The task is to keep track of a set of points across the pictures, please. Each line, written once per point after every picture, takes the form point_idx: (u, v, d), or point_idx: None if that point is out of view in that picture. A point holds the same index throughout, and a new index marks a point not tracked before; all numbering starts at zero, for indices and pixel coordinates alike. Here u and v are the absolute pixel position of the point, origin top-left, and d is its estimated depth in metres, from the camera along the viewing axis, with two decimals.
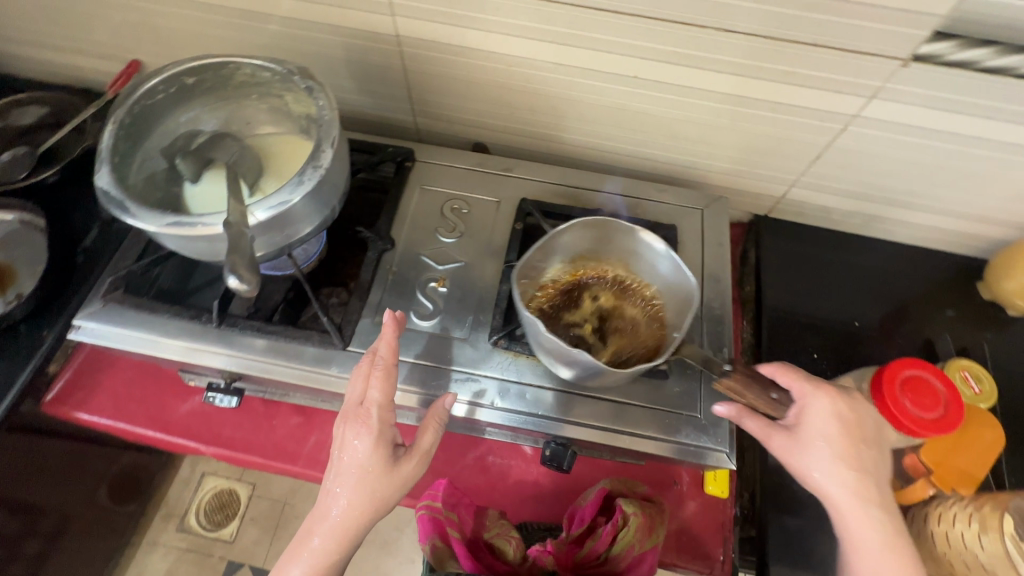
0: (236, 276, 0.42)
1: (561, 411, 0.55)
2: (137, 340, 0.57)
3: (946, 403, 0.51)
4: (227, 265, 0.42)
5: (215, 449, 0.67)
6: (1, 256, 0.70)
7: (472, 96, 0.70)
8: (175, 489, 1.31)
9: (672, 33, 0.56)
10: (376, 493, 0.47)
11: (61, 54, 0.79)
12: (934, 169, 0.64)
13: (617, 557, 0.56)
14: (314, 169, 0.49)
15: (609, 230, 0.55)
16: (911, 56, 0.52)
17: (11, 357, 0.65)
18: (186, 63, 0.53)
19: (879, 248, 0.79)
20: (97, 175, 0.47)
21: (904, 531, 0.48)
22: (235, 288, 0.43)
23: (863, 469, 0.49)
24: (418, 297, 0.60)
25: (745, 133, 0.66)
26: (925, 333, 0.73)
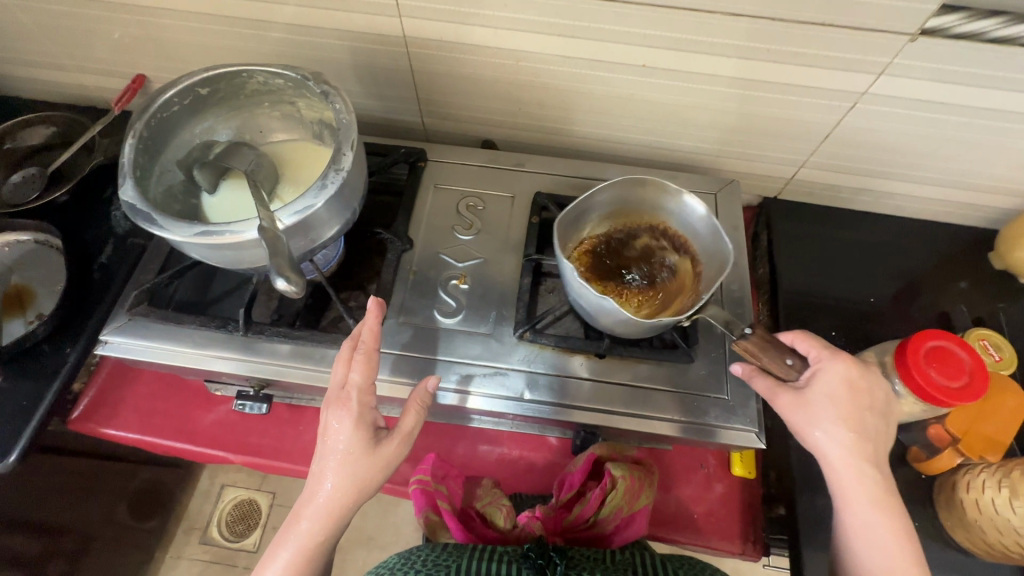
0: (284, 280, 0.44)
1: (590, 401, 0.55)
2: (164, 352, 0.57)
3: (971, 371, 0.51)
4: (274, 270, 0.44)
5: (245, 457, 0.67)
6: (17, 276, 0.70)
7: (480, 93, 0.71)
8: (196, 501, 1.32)
9: (680, 20, 0.57)
10: (358, 475, 0.46)
11: (64, 73, 0.79)
12: (943, 143, 0.65)
13: (604, 520, 0.60)
14: (336, 172, 0.49)
15: (651, 190, 0.58)
16: (919, 31, 0.52)
17: (36, 377, 0.65)
18: (200, 74, 0.53)
19: (889, 224, 0.79)
20: (121, 189, 0.47)
21: (893, 491, 0.49)
22: (283, 290, 0.44)
23: (865, 435, 0.49)
24: (440, 295, 0.60)
25: (755, 116, 0.66)
26: (939, 306, 0.73)
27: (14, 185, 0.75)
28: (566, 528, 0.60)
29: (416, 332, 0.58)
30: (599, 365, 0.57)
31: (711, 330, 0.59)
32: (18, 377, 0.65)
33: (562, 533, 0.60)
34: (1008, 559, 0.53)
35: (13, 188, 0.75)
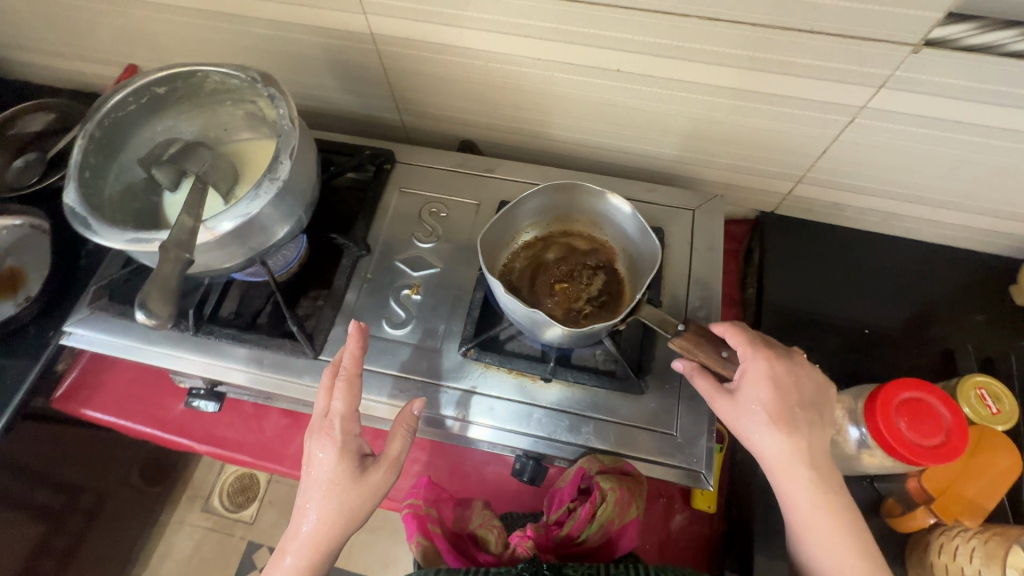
0: (142, 312, 0.40)
1: (530, 425, 0.54)
2: (123, 346, 0.59)
3: (949, 428, 0.46)
4: (138, 300, 0.40)
5: (208, 447, 0.69)
6: (13, 259, 0.73)
7: (454, 93, 0.68)
8: (201, 471, 1.39)
9: (653, 23, 0.52)
10: (343, 506, 0.46)
11: (65, 61, 0.82)
12: (957, 164, 0.58)
13: (595, 535, 0.54)
14: (271, 182, 0.48)
15: (573, 192, 0.53)
16: (922, 41, 0.46)
17: (22, 355, 0.68)
18: (154, 74, 0.53)
19: (898, 247, 0.72)
20: (65, 192, 0.48)
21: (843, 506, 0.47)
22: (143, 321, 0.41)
23: (797, 432, 0.47)
24: (391, 304, 0.59)
25: (742, 126, 0.61)
26: (944, 341, 0.67)
27: (17, 169, 0.77)
28: (560, 546, 0.55)
29: None
30: (544, 388, 0.55)
31: (668, 359, 0.56)
32: (5, 354, 0.67)
33: (555, 551, 0.54)
34: None
35: (16, 172, 0.77)
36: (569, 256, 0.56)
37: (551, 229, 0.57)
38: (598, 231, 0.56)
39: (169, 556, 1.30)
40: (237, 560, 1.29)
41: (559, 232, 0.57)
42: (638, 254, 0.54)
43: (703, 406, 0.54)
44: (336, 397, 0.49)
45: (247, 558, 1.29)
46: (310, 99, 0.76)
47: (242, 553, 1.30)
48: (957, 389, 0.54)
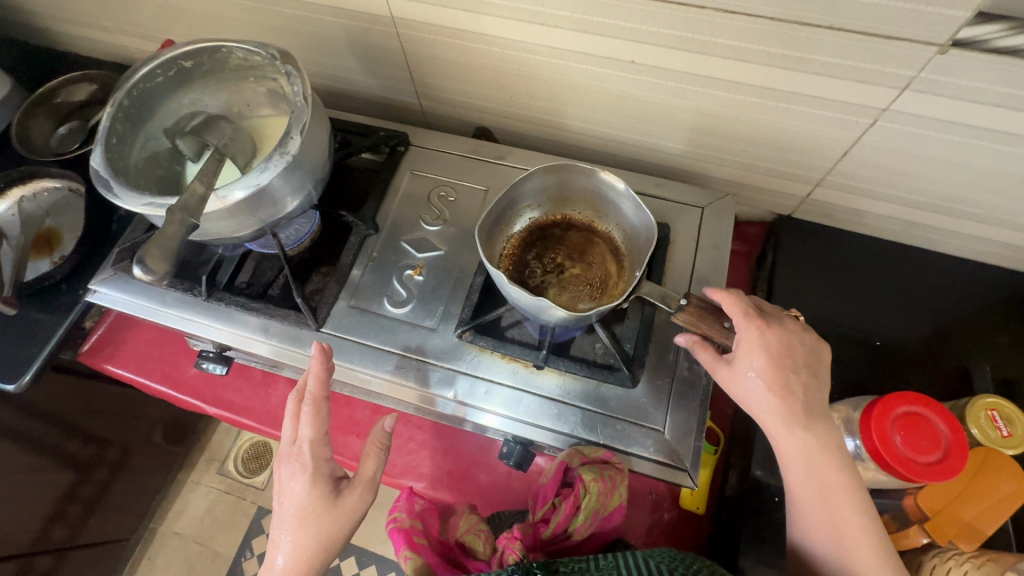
0: (138, 266, 0.40)
1: (519, 411, 0.54)
2: (141, 306, 0.62)
3: (947, 446, 0.45)
4: (135, 255, 0.41)
5: (217, 410, 0.73)
6: (50, 220, 0.78)
7: (470, 79, 0.69)
8: (218, 435, 1.45)
9: (668, 14, 0.51)
10: (320, 531, 0.48)
11: (109, 34, 0.86)
12: (985, 174, 0.55)
13: (582, 527, 0.55)
14: (281, 155, 0.50)
15: (567, 172, 0.53)
16: (949, 42, 0.44)
17: (52, 310, 0.72)
18: (181, 48, 0.55)
19: (920, 258, 0.70)
20: (92, 156, 0.51)
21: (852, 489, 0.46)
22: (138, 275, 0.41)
23: (796, 398, 0.47)
24: (393, 283, 0.60)
25: (759, 124, 0.60)
26: (959, 359, 0.64)
27: (61, 137, 0.82)
28: (548, 544, 0.56)
29: (363, 318, 0.58)
30: (536, 375, 0.56)
31: (663, 356, 0.56)
32: (39, 308, 0.72)
33: (543, 548, 0.56)
34: None
35: (60, 139, 0.82)
36: (566, 239, 0.57)
37: (548, 215, 0.58)
38: (594, 211, 0.57)
39: (185, 513, 1.36)
40: (247, 522, 1.35)
41: (556, 216, 0.58)
42: (632, 231, 0.55)
43: (694, 405, 0.53)
44: (305, 422, 0.50)
45: (256, 521, 1.35)
46: (332, 79, 0.78)
47: (252, 516, 1.35)
48: (967, 408, 0.51)
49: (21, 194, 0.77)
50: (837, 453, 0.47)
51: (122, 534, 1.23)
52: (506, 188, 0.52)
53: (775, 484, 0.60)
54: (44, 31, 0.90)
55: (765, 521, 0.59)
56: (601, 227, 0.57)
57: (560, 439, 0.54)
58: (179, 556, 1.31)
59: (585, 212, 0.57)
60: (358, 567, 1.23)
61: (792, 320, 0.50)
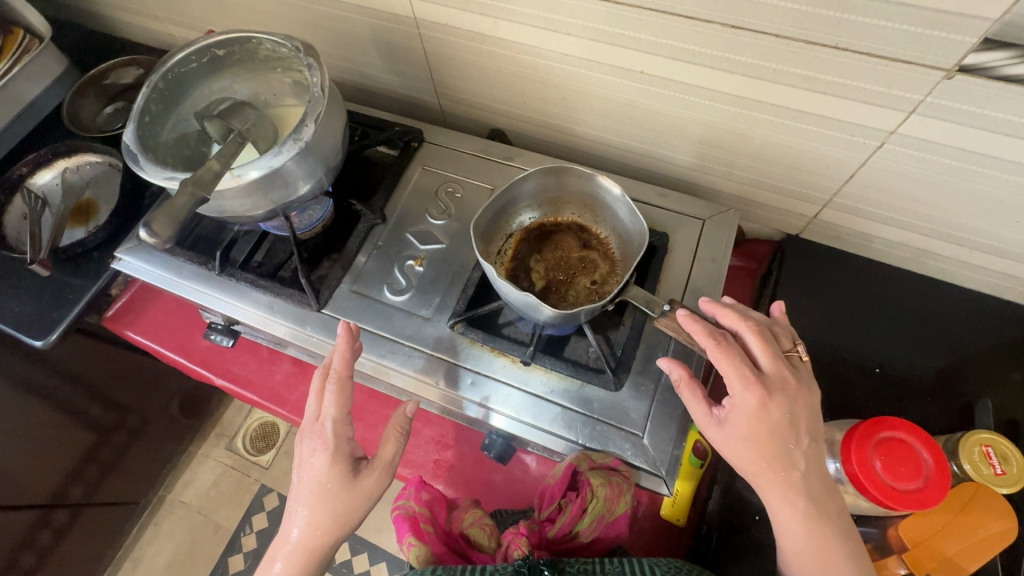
0: (145, 229, 0.43)
1: (504, 405, 0.55)
2: (160, 276, 0.66)
3: (928, 476, 0.44)
4: (142, 219, 0.44)
5: (223, 381, 0.76)
6: (90, 191, 0.83)
7: (486, 82, 0.71)
8: (231, 412, 1.50)
9: (676, 27, 0.52)
10: (335, 510, 0.49)
11: (158, 22, 0.92)
12: (995, 205, 0.54)
13: (587, 530, 0.56)
14: (294, 141, 0.53)
15: (565, 174, 0.55)
16: (956, 67, 0.44)
17: (83, 275, 0.77)
18: (216, 36, 0.59)
19: (931, 288, 0.68)
20: (124, 131, 0.54)
21: (831, 522, 0.46)
22: (144, 238, 0.44)
23: (790, 467, 0.46)
24: (394, 272, 0.62)
25: (765, 140, 0.60)
26: (961, 393, 0.63)
27: (107, 116, 0.88)
28: (553, 542, 0.58)
29: (362, 302, 0.61)
30: (523, 371, 0.57)
31: (649, 362, 0.56)
32: (71, 272, 0.77)
33: (548, 547, 0.57)
34: None
35: (105, 118, 0.88)
36: (562, 241, 0.58)
37: (546, 217, 0.59)
38: (591, 214, 0.58)
39: (192, 484, 1.41)
40: (249, 499, 1.39)
41: (554, 219, 0.59)
42: (628, 234, 0.56)
43: (675, 413, 0.53)
44: (328, 400, 0.51)
45: (258, 499, 1.39)
46: (357, 75, 0.81)
47: (255, 493, 1.39)
48: (958, 444, 0.50)
49: (65, 165, 0.83)
50: (804, 484, 0.46)
51: (133, 498, 1.29)
52: (504, 188, 0.54)
53: (756, 503, 0.61)
54: (101, 18, 0.97)
55: (744, 538, 0.60)
56: (598, 230, 0.58)
57: (541, 436, 0.55)
58: (184, 525, 1.36)
59: (582, 215, 0.59)
60: (350, 553, 1.25)
61: (794, 377, 0.47)
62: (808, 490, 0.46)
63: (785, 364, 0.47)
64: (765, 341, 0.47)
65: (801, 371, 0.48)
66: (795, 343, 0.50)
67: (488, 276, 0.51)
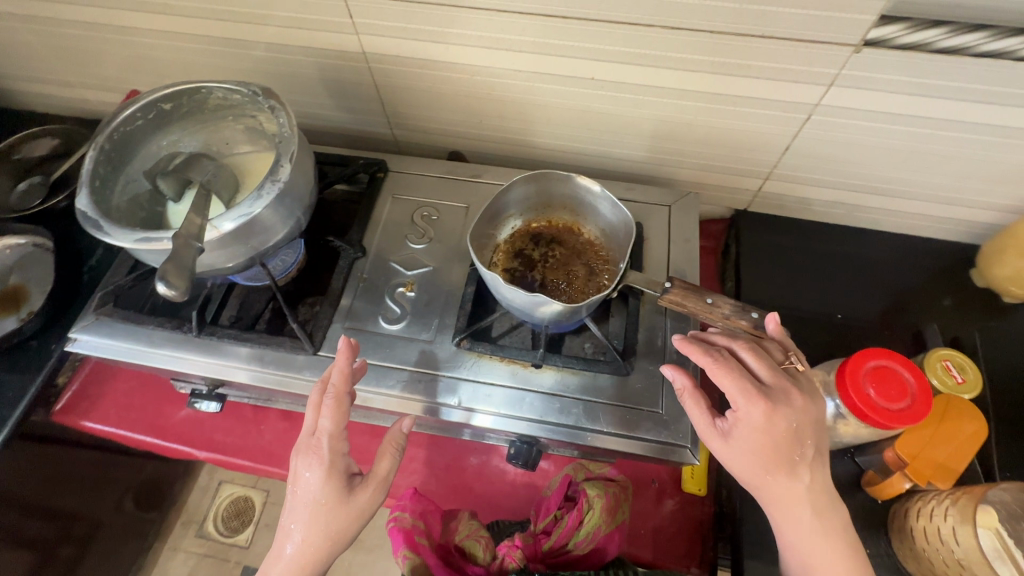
0: (165, 283, 0.44)
1: (523, 410, 0.56)
2: (126, 350, 0.61)
3: (914, 393, 0.50)
4: (159, 272, 0.44)
5: (207, 453, 0.70)
6: (16, 276, 0.76)
7: (443, 106, 0.73)
8: (194, 496, 1.36)
9: (623, 34, 0.57)
10: (329, 527, 0.48)
11: (72, 88, 0.86)
12: (908, 154, 0.63)
13: (581, 543, 0.60)
14: (272, 183, 0.52)
15: (546, 181, 0.58)
16: (862, 42, 0.52)
17: (21, 370, 0.70)
18: (161, 91, 0.57)
19: (867, 238, 0.77)
20: (77, 197, 0.51)
21: (835, 531, 0.48)
22: (166, 294, 0.45)
23: (795, 481, 0.48)
24: (386, 302, 0.61)
25: (711, 126, 0.66)
26: (910, 324, 0.70)
27: (20, 193, 0.80)
28: (548, 556, 0.61)
29: (360, 338, 0.59)
30: (536, 374, 0.58)
31: (652, 343, 0.59)
32: (6, 369, 0.70)
33: (544, 559, 0.61)
34: None
35: (19, 196, 0.80)
36: (550, 243, 0.61)
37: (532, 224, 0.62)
38: (575, 216, 0.61)
39: None
40: None
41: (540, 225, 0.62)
42: (611, 228, 0.59)
43: None
44: (325, 414, 0.50)
45: None
46: (304, 116, 0.81)
47: None
48: (924, 363, 0.58)
49: None
50: (811, 496, 0.48)
51: None
52: (492, 198, 0.56)
53: None
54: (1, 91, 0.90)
55: None
56: (583, 229, 0.61)
57: (564, 433, 0.55)
58: None
59: (566, 218, 0.62)
60: None
61: (798, 389, 0.49)
62: (815, 500, 0.48)
63: (785, 376, 0.50)
64: (759, 355, 0.51)
65: (803, 380, 0.51)
66: (790, 354, 0.52)
67: (493, 281, 0.52)
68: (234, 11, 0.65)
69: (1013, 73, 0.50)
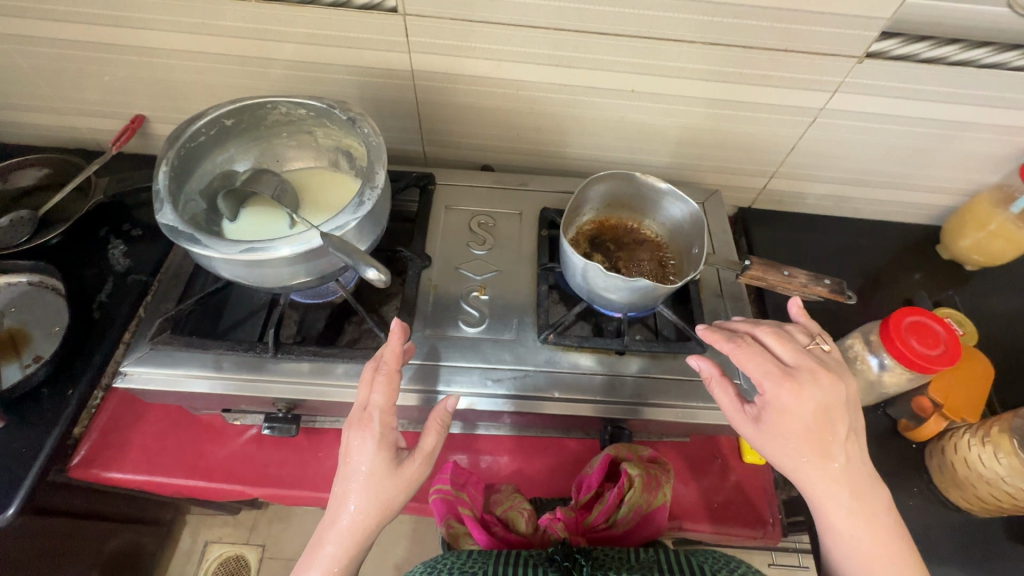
0: (375, 268, 0.47)
1: (613, 396, 0.59)
2: (185, 380, 0.56)
3: (947, 340, 0.58)
4: (364, 262, 0.47)
5: (262, 488, 0.66)
6: (10, 319, 0.68)
7: (482, 121, 0.76)
8: (176, 564, 1.22)
9: (665, 49, 0.64)
10: (381, 495, 0.48)
11: (59, 116, 0.80)
12: (889, 149, 0.75)
13: (625, 520, 0.59)
14: (372, 189, 0.52)
15: (613, 181, 0.62)
16: (864, 54, 0.62)
17: (34, 422, 0.62)
18: (227, 106, 0.56)
19: (851, 225, 0.89)
20: (159, 213, 0.48)
21: (877, 506, 0.49)
22: (374, 279, 0.48)
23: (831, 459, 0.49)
24: (463, 306, 0.62)
25: (731, 131, 0.75)
26: (902, 295, 0.81)
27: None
28: (590, 530, 0.60)
29: (443, 343, 0.60)
30: (619, 361, 0.61)
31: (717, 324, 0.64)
32: (16, 423, 0.61)
33: (585, 535, 0.60)
34: (1001, 512, 0.59)
35: None
36: (613, 239, 0.65)
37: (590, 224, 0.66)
38: (628, 212, 0.66)
39: None
40: None
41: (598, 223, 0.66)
42: (668, 218, 0.65)
43: None
44: (377, 390, 0.49)
45: None
46: None
47: None
48: None
49: None
50: (850, 474, 0.49)
51: None
52: (578, 191, 0.61)
53: None
54: None
55: None
56: (637, 223, 0.66)
57: (655, 413, 0.59)
58: None
59: (619, 214, 0.67)
60: None
61: (825, 370, 0.51)
62: (851, 478, 0.49)
63: (811, 358, 0.52)
64: (783, 339, 0.53)
65: (830, 361, 0.53)
66: (817, 339, 0.55)
67: (589, 271, 0.55)
68: (279, 30, 0.65)
69: (975, 77, 0.63)
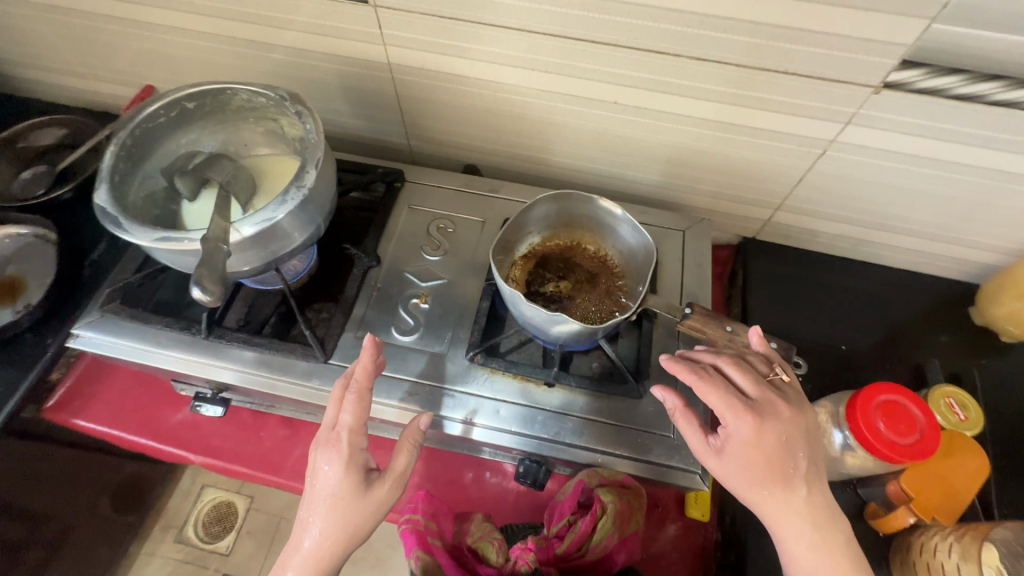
0: (200, 288, 0.45)
1: (533, 428, 0.56)
2: (131, 349, 0.60)
3: (923, 428, 0.50)
4: (194, 278, 0.45)
5: (203, 458, 0.69)
6: (13, 267, 0.74)
7: (464, 121, 0.73)
8: (175, 500, 1.32)
9: (649, 61, 0.58)
10: (348, 519, 0.47)
11: (82, 80, 0.86)
12: (915, 194, 0.65)
13: (597, 546, 0.58)
14: (298, 189, 0.51)
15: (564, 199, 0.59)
16: (881, 83, 0.53)
17: (16, 364, 0.68)
18: (185, 89, 0.57)
19: (870, 271, 0.78)
20: (96, 193, 0.50)
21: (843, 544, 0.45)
22: (199, 299, 0.45)
23: (794, 494, 0.45)
24: (400, 312, 0.61)
25: (726, 155, 0.67)
26: (914, 360, 0.71)
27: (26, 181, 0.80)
28: (562, 559, 0.58)
29: None
30: (547, 393, 0.58)
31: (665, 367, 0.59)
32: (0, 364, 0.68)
33: (557, 563, 0.58)
34: None
35: (25, 183, 0.79)
36: (559, 259, 0.61)
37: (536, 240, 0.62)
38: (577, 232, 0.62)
39: None
40: None
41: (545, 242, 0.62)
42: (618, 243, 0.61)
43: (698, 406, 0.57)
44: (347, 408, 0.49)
45: None
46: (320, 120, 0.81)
47: None
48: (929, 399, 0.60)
49: None
50: (814, 511, 0.45)
51: None
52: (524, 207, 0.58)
53: None
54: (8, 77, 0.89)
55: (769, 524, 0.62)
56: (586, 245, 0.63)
57: (574, 453, 0.55)
58: None
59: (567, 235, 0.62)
60: None
61: (783, 401, 0.47)
62: (815, 516, 0.45)
63: (770, 388, 0.48)
64: (743, 369, 0.49)
65: (788, 391, 0.48)
66: (774, 366, 0.50)
67: (510, 295, 0.52)
68: (260, 14, 0.65)
69: (1020, 122, 0.52)
